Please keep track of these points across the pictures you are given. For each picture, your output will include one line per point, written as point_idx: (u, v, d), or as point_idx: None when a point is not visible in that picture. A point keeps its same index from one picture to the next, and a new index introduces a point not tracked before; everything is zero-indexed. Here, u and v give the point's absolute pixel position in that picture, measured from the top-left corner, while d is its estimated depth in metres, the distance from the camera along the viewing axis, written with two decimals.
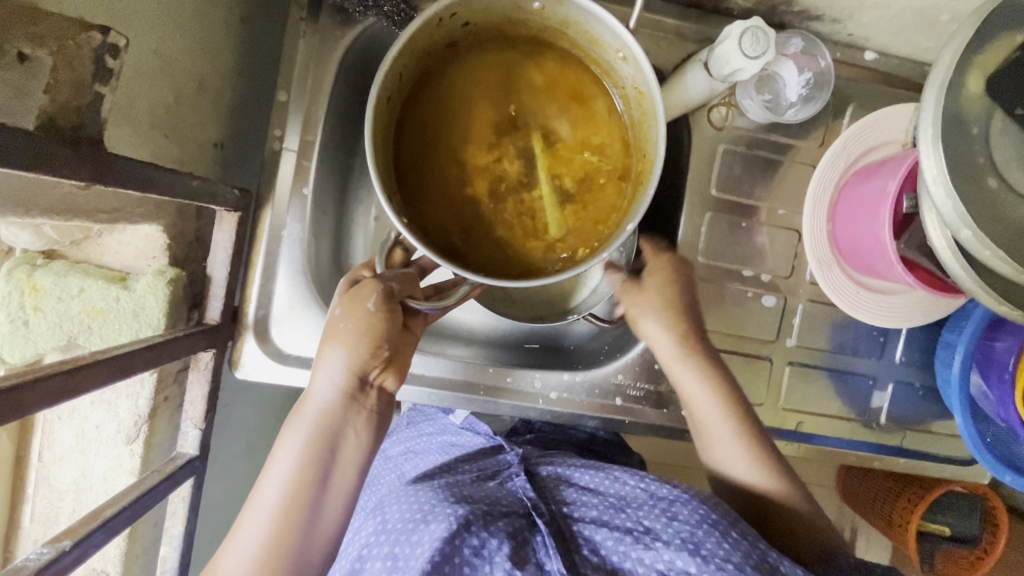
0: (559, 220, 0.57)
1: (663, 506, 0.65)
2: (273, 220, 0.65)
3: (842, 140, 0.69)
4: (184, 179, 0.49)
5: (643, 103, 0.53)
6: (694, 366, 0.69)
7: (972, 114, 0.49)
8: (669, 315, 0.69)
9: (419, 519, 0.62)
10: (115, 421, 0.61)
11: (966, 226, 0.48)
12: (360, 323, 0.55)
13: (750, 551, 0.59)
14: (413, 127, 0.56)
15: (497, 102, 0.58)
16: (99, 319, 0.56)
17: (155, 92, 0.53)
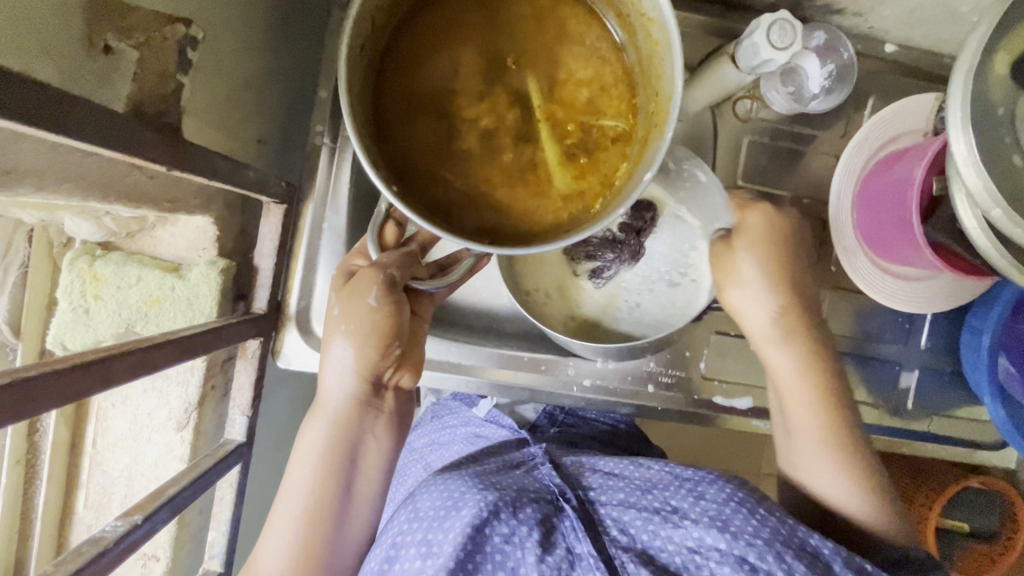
0: (563, 170, 0.49)
1: (689, 487, 0.66)
2: (315, 213, 0.67)
3: (865, 130, 0.72)
4: (243, 171, 0.51)
5: (652, 33, 0.47)
6: (791, 348, 0.65)
7: (998, 98, 0.51)
8: (775, 290, 0.65)
9: (450, 507, 0.63)
10: (166, 408, 0.63)
11: (997, 205, 0.50)
12: (364, 317, 0.57)
13: (779, 526, 0.59)
14: (393, 79, 0.49)
15: (483, 42, 0.50)
16: (155, 307, 0.59)
17: (213, 83, 0.57)
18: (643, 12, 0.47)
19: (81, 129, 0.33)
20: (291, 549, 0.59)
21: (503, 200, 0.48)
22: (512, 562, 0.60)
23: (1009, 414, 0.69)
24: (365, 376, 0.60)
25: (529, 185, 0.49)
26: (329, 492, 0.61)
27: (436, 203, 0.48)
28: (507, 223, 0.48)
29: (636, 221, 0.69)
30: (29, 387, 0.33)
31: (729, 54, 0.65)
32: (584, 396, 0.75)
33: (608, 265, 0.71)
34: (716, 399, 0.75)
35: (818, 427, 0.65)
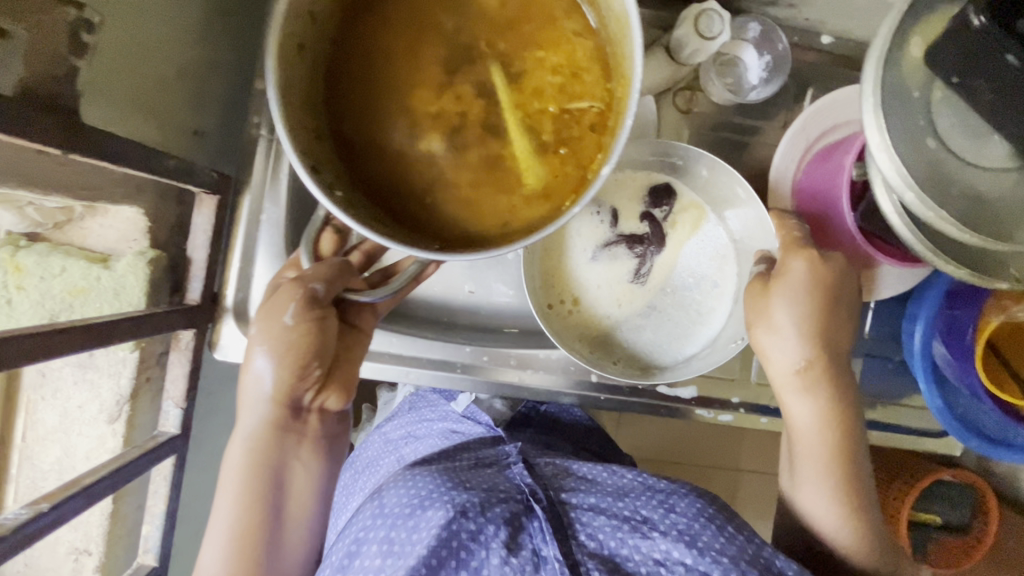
0: (536, 163, 0.47)
1: (660, 498, 0.66)
2: (252, 205, 0.67)
3: (801, 121, 0.72)
4: (162, 158, 0.51)
5: (616, 7, 0.44)
6: (814, 397, 0.65)
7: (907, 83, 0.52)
8: (809, 343, 0.63)
9: (419, 504, 0.62)
10: (98, 401, 0.62)
11: (910, 188, 0.51)
12: (274, 331, 0.57)
13: (742, 545, 0.62)
14: (347, 79, 0.50)
15: (442, 29, 0.49)
16: (80, 297, 0.58)
17: (129, 74, 0.55)
18: None
19: None
20: (224, 549, 0.63)
21: (471, 198, 0.48)
22: (477, 562, 0.59)
23: (943, 399, 0.71)
24: (280, 399, 0.61)
25: (500, 182, 0.48)
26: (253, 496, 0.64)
27: (403, 209, 0.50)
28: (476, 224, 0.48)
29: (656, 210, 0.72)
30: None
31: (664, 44, 0.68)
32: (523, 387, 0.78)
33: (644, 259, 0.72)
34: (660, 388, 0.77)
35: (828, 474, 0.67)
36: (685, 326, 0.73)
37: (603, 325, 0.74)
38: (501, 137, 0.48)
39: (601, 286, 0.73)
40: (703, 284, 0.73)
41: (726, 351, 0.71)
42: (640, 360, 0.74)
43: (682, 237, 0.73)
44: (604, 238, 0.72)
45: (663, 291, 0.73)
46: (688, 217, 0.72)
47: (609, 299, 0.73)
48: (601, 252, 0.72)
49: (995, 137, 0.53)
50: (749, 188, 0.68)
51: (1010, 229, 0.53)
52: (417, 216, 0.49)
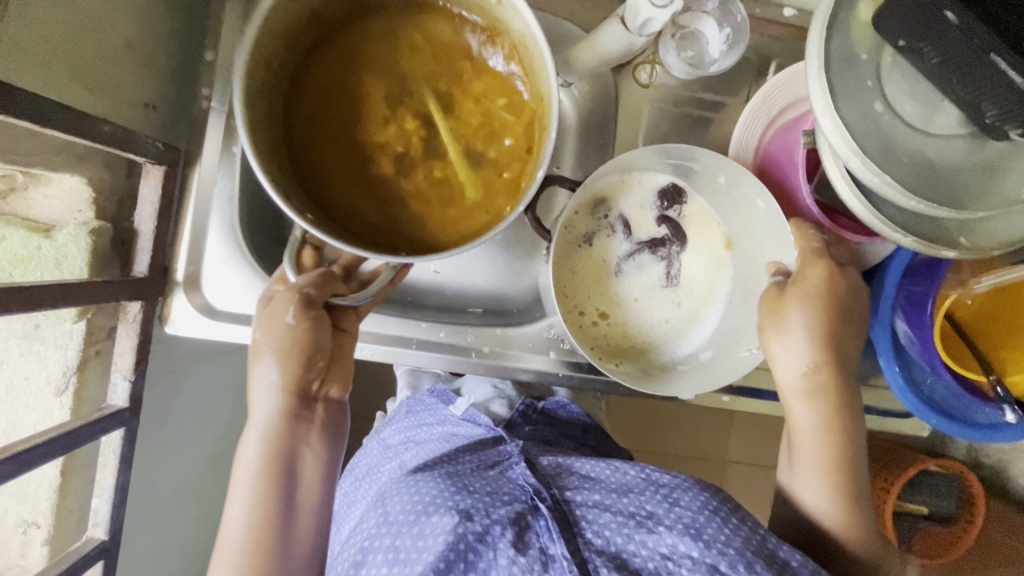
0: (474, 184, 0.57)
1: (663, 491, 0.62)
2: (203, 177, 0.66)
3: (763, 93, 0.70)
4: (96, 123, 0.51)
5: (528, 46, 0.53)
6: (820, 399, 0.64)
7: (843, 49, 0.52)
8: (817, 345, 0.62)
9: (422, 509, 0.59)
10: (44, 372, 0.61)
11: (855, 153, 0.51)
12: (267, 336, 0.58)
13: (749, 535, 0.57)
14: (301, 108, 0.57)
15: (386, 68, 0.57)
16: (19, 267, 0.57)
17: (60, 35, 0.53)
18: (517, 28, 0.53)
19: None
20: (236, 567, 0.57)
21: (422, 215, 0.56)
22: (484, 563, 0.57)
23: (904, 375, 0.70)
24: (289, 391, 0.60)
25: (445, 203, 0.57)
26: (265, 519, 0.59)
27: (365, 223, 0.57)
28: (428, 236, 0.56)
29: (672, 211, 0.70)
30: None
31: (619, 14, 0.64)
32: (481, 361, 0.75)
33: (670, 261, 0.71)
34: None
35: (827, 477, 0.65)
36: (715, 330, 0.72)
37: (632, 329, 0.72)
38: (445, 164, 0.57)
39: (625, 293, 0.71)
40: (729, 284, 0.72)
41: (742, 362, 0.68)
42: (663, 370, 0.71)
43: (703, 241, 0.71)
44: (622, 249, 0.71)
45: (694, 294, 0.72)
46: (704, 217, 0.71)
47: (643, 305, 0.72)
48: (625, 261, 0.71)
49: (945, 103, 0.52)
50: (767, 198, 0.64)
51: (964, 198, 0.52)
52: (377, 228, 0.57)
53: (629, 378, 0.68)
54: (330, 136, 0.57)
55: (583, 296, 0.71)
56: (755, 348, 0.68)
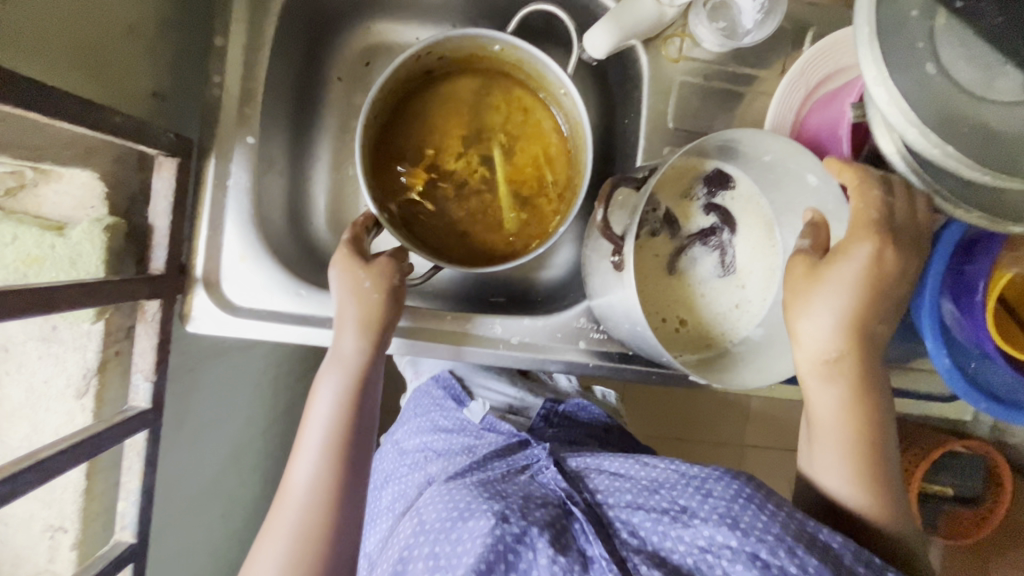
0: (512, 218, 0.79)
1: (694, 483, 0.57)
2: (218, 170, 0.64)
3: (801, 63, 0.67)
4: (101, 111, 0.47)
5: (579, 128, 0.75)
6: (847, 380, 0.57)
7: (895, 12, 0.49)
8: (846, 324, 0.55)
9: (460, 512, 0.57)
10: (64, 376, 0.60)
11: (913, 125, 0.48)
12: (369, 286, 0.62)
13: (790, 520, 0.51)
14: (397, 136, 0.79)
15: (469, 120, 0.81)
16: (33, 267, 0.54)
17: (67, 23, 0.50)
18: (573, 114, 0.75)
19: None
20: (305, 512, 0.57)
21: (466, 228, 0.79)
22: (524, 564, 0.54)
23: (954, 360, 0.66)
24: (374, 334, 0.62)
25: (486, 222, 0.79)
26: (347, 455, 0.60)
27: (423, 227, 0.78)
28: (469, 242, 0.79)
29: (718, 199, 0.69)
30: None
31: None
32: (517, 351, 0.72)
33: (724, 249, 0.70)
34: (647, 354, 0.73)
35: (851, 460, 0.58)
36: (777, 311, 0.68)
37: (706, 321, 0.70)
38: (492, 194, 0.79)
39: (687, 285, 0.70)
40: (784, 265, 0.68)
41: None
42: (723, 359, 0.69)
43: (756, 228, 0.69)
44: (677, 245, 0.70)
45: (753, 282, 0.70)
46: (751, 202, 0.69)
47: (710, 298, 0.70)
48: (678, 257, 0.70)
49: (1007, 68, 0.49)
50: (822, 173, 0.59)
51: None
52: (434, 235, 0.78)
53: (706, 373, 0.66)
54: (408, 160, 0.79)
55: (661, 304, 0.70)
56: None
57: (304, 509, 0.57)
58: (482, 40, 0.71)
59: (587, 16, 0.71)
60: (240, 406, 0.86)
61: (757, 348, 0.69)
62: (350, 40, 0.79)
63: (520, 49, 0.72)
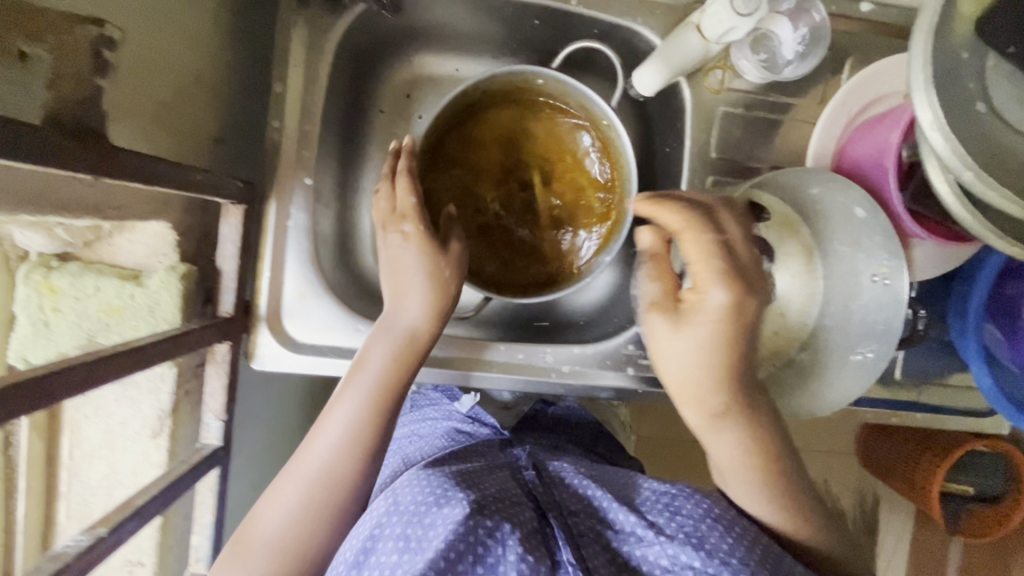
0: (553, 246, 0.81)
1: (663, 501, 0.54)
2: (278, 212, 0.66)
3: (843, 94, 0.69)
4: (188, 172, 0.49)
5: (621, 159, 0.76)
6: (739, 423, 0.55)
7: (941, 62, 0.52)
8: (721, 372, 0.52)
9: (441, 494, 0.50)
10: (139, 417, 0.62)
11: (968, 168, 0.49)
12: (450, 275, 0.65)
13: (750, 543, 0.51)
14: (440, 167, 0.79)
15: (508, 145, 0.81)
16: (115, 317, 0.56)
17: (155, 87, 0.52)
18: (615, 145, 0.75)
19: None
20: (332, 455, 0.57)
21: (508, 257, 0.81)
22: (492, 558, 0.46)
23: (996, 380, 0.68)
24: (433, 298, 0.64)
25: (527, 250, 0.81)
26: (389, 416, 0.60)
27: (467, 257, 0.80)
28: (512, 270, 0.81)
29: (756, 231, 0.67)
30: None
31: (695, 23, 0.62)
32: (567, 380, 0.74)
33: None
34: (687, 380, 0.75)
35: (763, 491, 0.56)
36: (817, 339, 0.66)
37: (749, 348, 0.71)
38: (533, 222, 0.81)
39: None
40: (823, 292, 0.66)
41: (858, 371, 0.66)
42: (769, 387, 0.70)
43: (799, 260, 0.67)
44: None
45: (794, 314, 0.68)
46: (789, 228, 0.67)
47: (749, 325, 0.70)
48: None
49: None
50: (870, 206, 0.63)
51: None
52: (478, 265, 0.80)
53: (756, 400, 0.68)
54: (451, 191, 0.80)
55: None
56: (869, 352, 0.66)
57: (331, 455, 0.57)
58: (527, 75, 0.72)
59: (631, 50, 0.73)
60: (289, 431, 0.89)
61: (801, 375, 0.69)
62: (393, 74, 0.78)
63: (563, 82, 0.72)
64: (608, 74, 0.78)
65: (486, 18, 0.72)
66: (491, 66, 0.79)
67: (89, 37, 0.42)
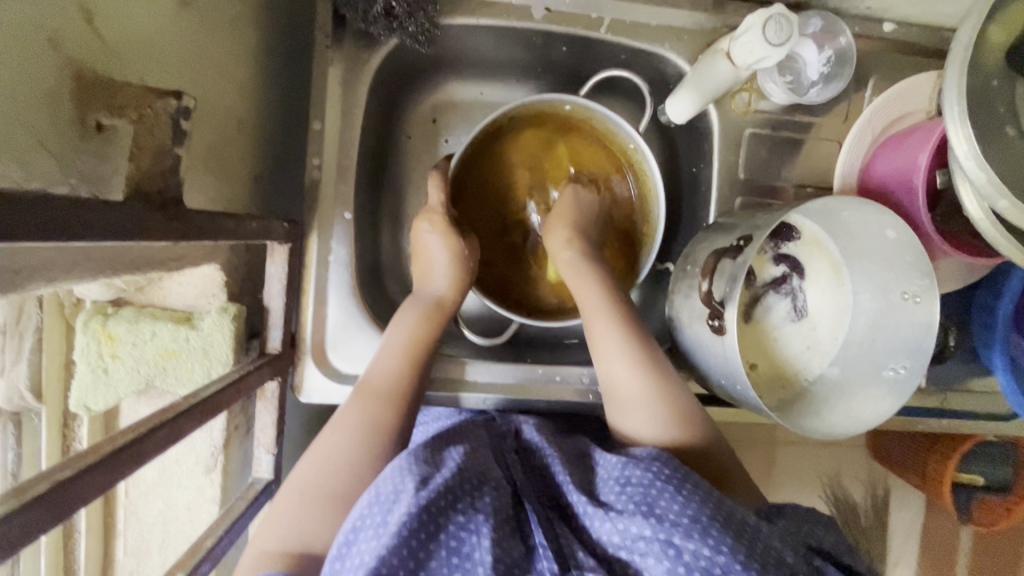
0: None
1: (614, 473, 0.48)
2: (320, 246, 0.67)
3: (868, 113, 0.71)
4: (245, 222, 0.49)
5: (649, 183, 0.77)
6: (595, 276, 0.68)
7: (971, 88, 0.54)
8: (574, 228, 0.73)
9: (421, 480, 0.45)
10: (194, 453, 0.64)
11: (1002, 196, 0.51)
12: (470, 254, 0.70)
13: (708, 498, 0.43)
14: (470, 190, 0.79)
15: (535, 161, 0.80)
16: (173, 360, 0.59)
17: (206, 138, 0.54)
18: (643, 169, 0.76)
19: (90, 227, 0.32)
20: (353, 403, 0.56)
21: (537, 277, 0.82)
22: (466, 547, 0.42)
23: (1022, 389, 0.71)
24: (459, 262, 0.69)
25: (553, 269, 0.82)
26: (415, 386, 0.60)
27: (496, 279, 0.82)
28: (541, 290, 0.82)
29: (784, 249, 0.73)
30: (68, 490, 0.32)
31: (724, 50, 0.64)
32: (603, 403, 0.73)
33: (795, 295, 0.74)
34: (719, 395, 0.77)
35: (625, 344, 0.62)
36: (849, 350, 0.72)
37: (783, 364, 0.74)
38: None
39: (762, 330, 0.74)
40: (855, 306, 0.72)
41: (891, 385, 0.68)
42: (802, 401, 0.72)
43: (828, 273, 0.73)
44: (752, 294, 0.74)
45: (825, 325, 0.73)
46: (820, 248, 0.73)
47: (783, 341, 0.74)
48: (754, 305, 0.74)
49: None
50: (899, 228, 0.62)
51: None
52: (509, 286, 0.82)
53: (790, 417, 0.70)
54: (480, 214, 0.80)
55: (744, 352, 0.73)
56: (901, 367, 0.67)
57: (351, 408, 0.56)
58: (554, 101, 0.72)
59: (658, 74, 0.74)
60: None
61: (830, 388, 0.72)
62: (418, 100, 0.78)
63: (591, 108, 0.72)
64: (633, 96, 0.79)
65: (514, 45, 0.73)
66: (515, 89, 0.80)
67: (169, 109, 0.43)
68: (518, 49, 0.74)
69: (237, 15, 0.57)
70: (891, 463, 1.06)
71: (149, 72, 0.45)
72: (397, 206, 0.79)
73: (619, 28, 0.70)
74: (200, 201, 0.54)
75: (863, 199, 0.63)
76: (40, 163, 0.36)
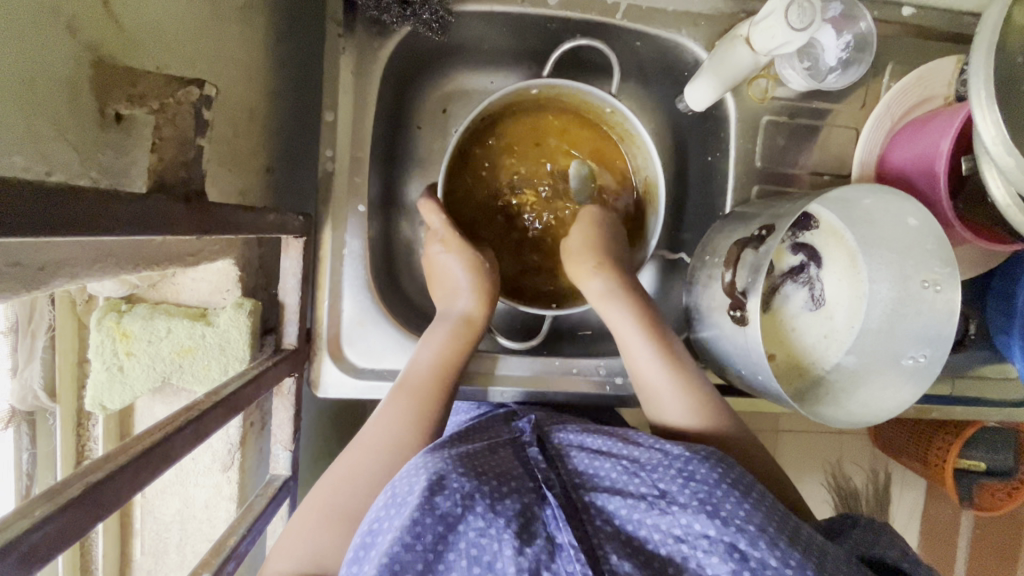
0: None
1: (675, 465, 0.46)
2: (334, 239, 0.66)
3: (888, 99, 0.70)
4: (263, 215, 0.48)
5: (636, 141, 0.73)
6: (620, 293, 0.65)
7: (999, 71, 0.53)
8: (593, 247, 0.68)
9: (436, 481, 0.43)
10: (209, 451, 0.63)
11: None
12: (489, 268, 0.69)
13: (771, 510, 0.43)
14: (477, 184, 0.77)
15: (531, 146, 0.78)
16: (188, 357, 0.58)
17: (220, 129, 0.53)
18: (627, 128, 0.73)
19: (117, 222, 0.31)
20: (388, 416, 0.57)
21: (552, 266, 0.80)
22: (488, 556, 0.40)
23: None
24: (477, 285, 0.67)
25: None
26: (446, 388, 0.60)
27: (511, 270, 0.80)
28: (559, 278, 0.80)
29: (801, 239, 0.73)
30: (102, 489, 0.31)
31: (743, 36, 0.63)
32: (619, 394, 0.73)
33: (813, 284, 0.73)
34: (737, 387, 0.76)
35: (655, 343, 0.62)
36: (866, 339, 0.71)
37: (800, 354, 0.73)
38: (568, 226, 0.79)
39: (779, 319, 0.73)
40: (871, 294, 0.71)
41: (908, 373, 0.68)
42: (821, 390, 0.72)
43: (844, 261, 0.72)
44: (770, 284, 0.73)
45: (842, 314, 0.72)
46: (837, 237, 0.72)
47: (800, 331, 0.73)
48: (772, 295, 0.73)
49: None
50: (922, 215, 0.61)
51: None
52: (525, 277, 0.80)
53: (808, 407, 0.69)
54: (485, 206, 0.78)
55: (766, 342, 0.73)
56: (921, 356, 0.67)
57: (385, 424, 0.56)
58: (521, 89, 0.69)
59: (673, 60, 0.73)
60: (334, 449, 0.89)
61: (847, 378, 0.71)
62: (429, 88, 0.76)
63: (558, 86, 0.70)
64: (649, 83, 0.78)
65: (526, 32, 0.71)
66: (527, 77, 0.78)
67: (191, 97, 0.43)
68: (533, 36, 0.72)
69: (247, 3, 0.56)
70: (894, 448, 1.05)
71: (171, 63, 0.44)
72: (408, 198, 0.78)
73: (636, 14, 0.68)
74: (214, 194, 0.53)
75: (877, 184, 0.61)
76: (59, 154, 0.35)
